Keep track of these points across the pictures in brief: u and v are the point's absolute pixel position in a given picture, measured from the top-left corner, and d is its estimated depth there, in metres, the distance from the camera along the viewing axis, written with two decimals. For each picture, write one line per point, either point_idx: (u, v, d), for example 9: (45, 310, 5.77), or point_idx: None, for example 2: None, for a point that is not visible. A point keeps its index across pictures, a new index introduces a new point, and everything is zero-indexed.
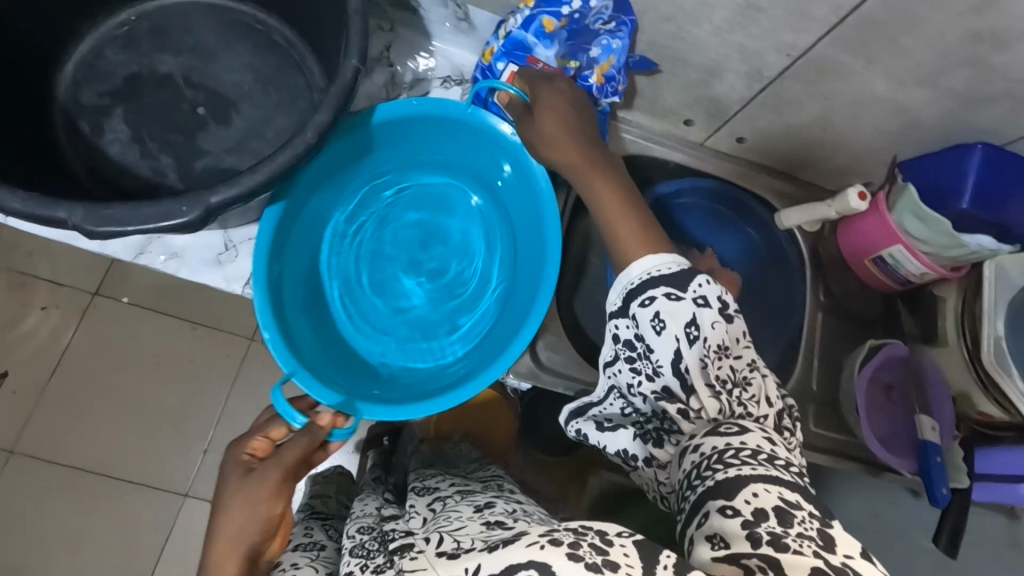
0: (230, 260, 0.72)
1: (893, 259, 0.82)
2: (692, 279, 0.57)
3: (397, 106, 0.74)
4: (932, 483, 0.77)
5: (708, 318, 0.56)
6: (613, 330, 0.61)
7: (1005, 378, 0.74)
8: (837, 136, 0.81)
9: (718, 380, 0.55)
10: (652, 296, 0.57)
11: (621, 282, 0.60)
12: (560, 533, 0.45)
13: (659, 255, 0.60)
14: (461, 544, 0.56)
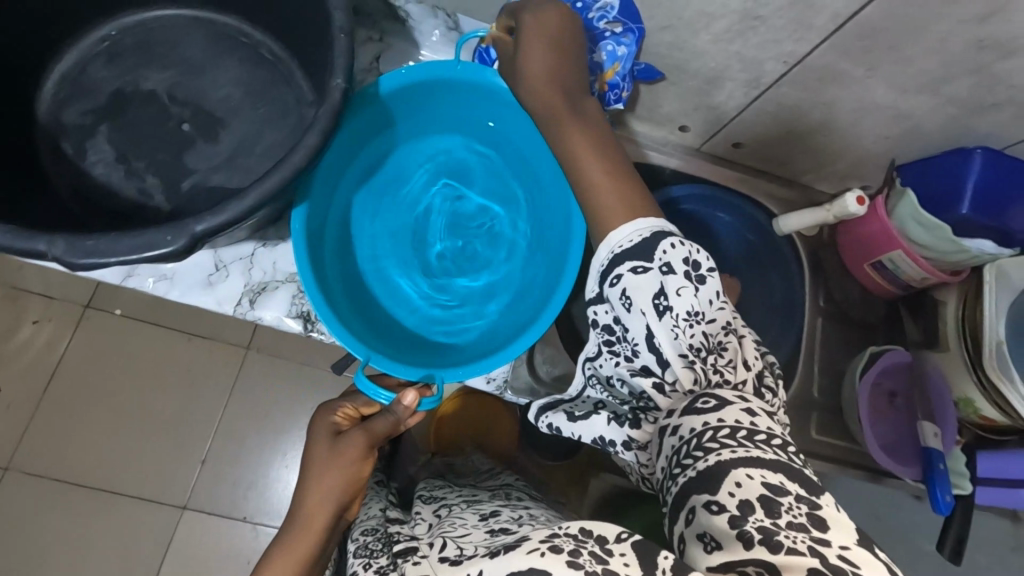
0: (221, 280, 0.71)
1: (893, 263, 0.81)
2: (657, 246, 0.53)
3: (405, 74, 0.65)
4: (936, 491, 0.75)
5: (675, 286, 0.52)
6: (593, 315, 0.58)
7: (1006, 384, 0.73)
8: (836, 142, 0.79)
9: (692, 348, 0.51)
10: (619, 275, 0.53)
11: (593, 266, 0.56)
12: (560, 538, 0.44)
13: (631, 224, 0.54)
14: (463, 550, 0.55)
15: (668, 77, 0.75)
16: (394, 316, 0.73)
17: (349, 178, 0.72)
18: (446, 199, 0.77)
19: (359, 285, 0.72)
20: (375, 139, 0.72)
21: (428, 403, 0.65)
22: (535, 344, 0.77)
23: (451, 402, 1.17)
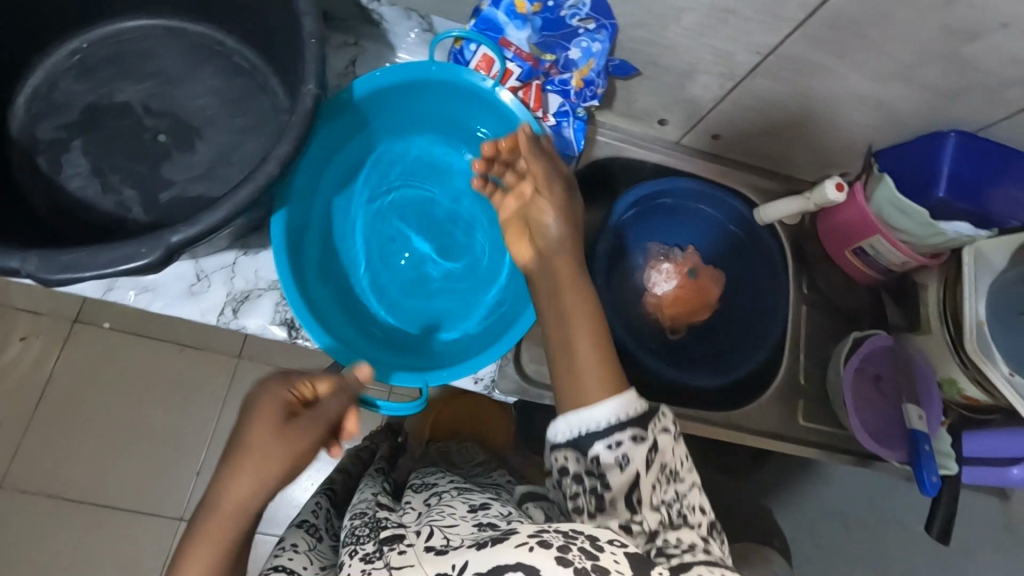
0: (203, 291, 0.70)
1: (874, 249, 0.82)
2: (654, 416, 0.52)
3: (377, 77, 0.65)
4: (922, 470, 0.75)
5: (662, 442, 0.52)
6: (560, 462, 0.53)
7: (987, 364, 0.73)
8: (813, 130, 0.80)
9: (664, 504, 0.51)
10: (619, 441, 0.50)
11: (575, 419, 0.52)
12: (549, 535, 0.45)
13: (622, 394, 0.52)
14: (449, 541, 0.55)
15: (643, 72, 0.75)
16: (382, 321, 0.72)
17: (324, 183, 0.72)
18: (424, 199, 0.77)
19: (342, 289, 0.71)
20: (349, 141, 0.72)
21: (407, 407, 0.64)
22: (520, 343, 0.77)
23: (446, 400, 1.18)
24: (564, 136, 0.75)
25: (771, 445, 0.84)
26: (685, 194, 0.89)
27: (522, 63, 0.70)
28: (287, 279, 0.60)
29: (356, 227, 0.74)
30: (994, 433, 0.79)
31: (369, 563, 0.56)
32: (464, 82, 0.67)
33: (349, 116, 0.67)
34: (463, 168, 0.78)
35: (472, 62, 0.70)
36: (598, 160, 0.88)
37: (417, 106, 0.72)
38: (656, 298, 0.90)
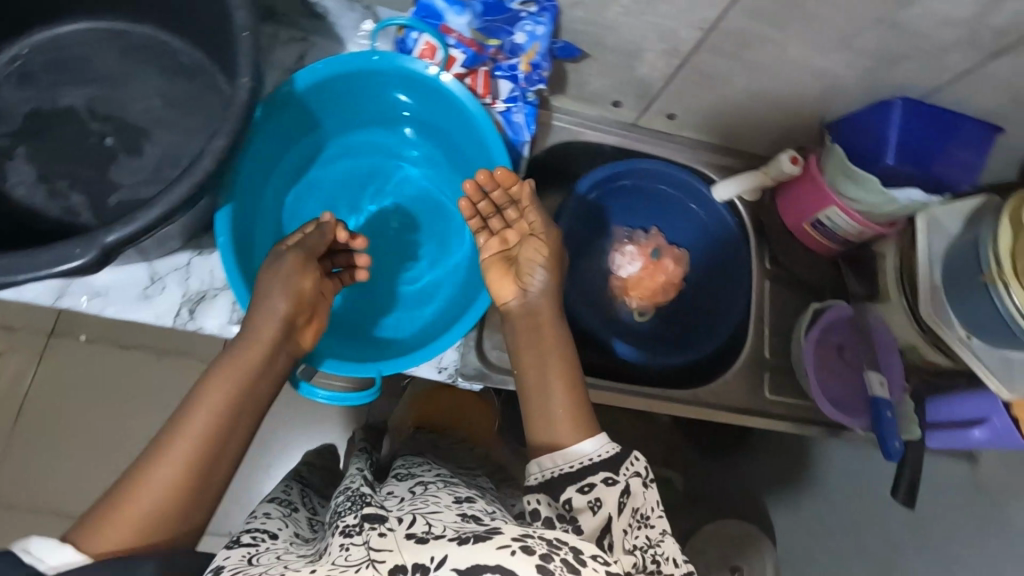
0: (157, 293, 0.70)
1: (830, 221, 0.82)
2: (625, 460, 0.60)
3: (318, 70, 0.64)
4: (885, 436, 0.76)
5: (632, 489, 0.59)
6: (533, 506, 0.58)
7: (945, 328, 0.76)
8: (764, 105, 0.80)
9: (636, 546, 0.57)
10: (591, 483, 0.59)
11: (547, 464, 0.61)
12: (532, 541, 0.50)
13: (593, 437, 0.62)
14: (432, 529, 0.55)
15: (590, 54, 0.75)
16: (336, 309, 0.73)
17: (274, 177, 0.72)
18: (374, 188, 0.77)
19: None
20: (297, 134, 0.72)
21: (363, 395, 0.63)
22: (483, 330, 0.78)
23: (427, 396, 1.18)
24: (515, 122, 0.75)
25: (740, 419, 0.83)
26: (656, 175, 0.90)
27: (465, 49, 0.69)
28: (234, 275, 0.61)
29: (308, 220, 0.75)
30: (957, 396, 0.79)
31: (348, 536, 0.54)
32: (406, 71, 0.67)
33: (292, 109, 0.67)
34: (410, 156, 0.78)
35: (416, 52, 0.70)
36: (555, 145, 0.88)
37: (362, 97, 0.72)
38: (621, 281, 0.92)
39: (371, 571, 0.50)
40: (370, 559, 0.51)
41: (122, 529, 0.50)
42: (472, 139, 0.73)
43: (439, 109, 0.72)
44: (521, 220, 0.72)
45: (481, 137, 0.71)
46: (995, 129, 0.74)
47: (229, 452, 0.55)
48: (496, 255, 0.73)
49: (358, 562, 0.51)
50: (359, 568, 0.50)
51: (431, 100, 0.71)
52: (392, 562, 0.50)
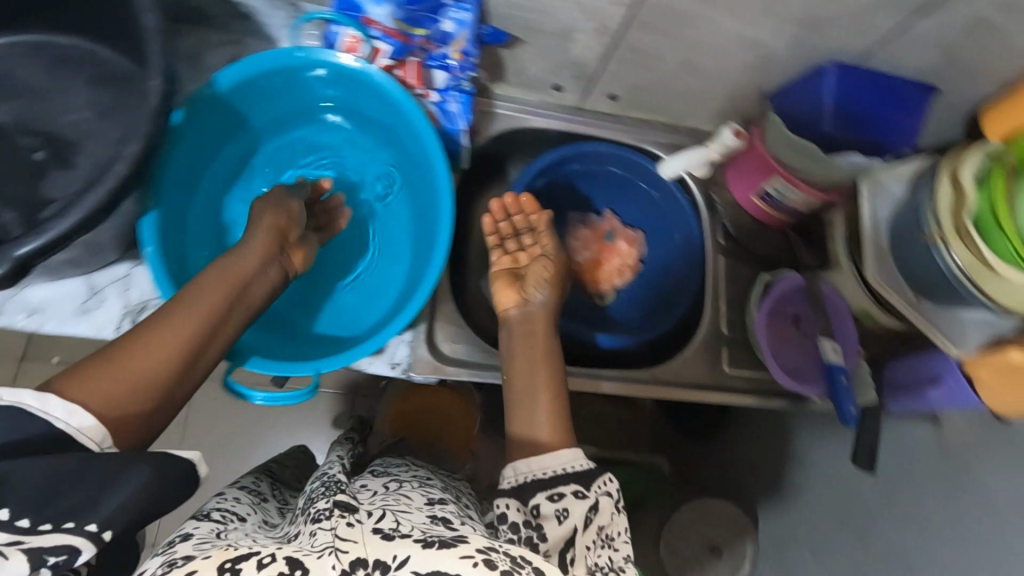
0: (97, 306, 0.69)
1: (777, 192, 0.81)
2: (598, 478, 0.60)
3: (238, 69, 0.64)
4: (841, 402, 0.77)
5: (602, 510, 0.59)
6: (502, 509, 0.58)
7: (889, 292, 0.76)
8: (702, 80, 0.80)
9: (596, 566, 0.57)
10: (561, 493, 0.59)
11: (521, 470, 0.61)
12: (496, 556, 0.49)
13: (569, 450, 0.63)
14: (399, 527, 0.54)
15: (521, 38, 0.74)
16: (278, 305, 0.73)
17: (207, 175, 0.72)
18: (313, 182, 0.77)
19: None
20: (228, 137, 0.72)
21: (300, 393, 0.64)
22: (435, 323, 0.78)
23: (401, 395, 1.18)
24: (450, 111, 0.74)
25: (701, 397, 0.83)
26: (604, 158, 0.90)
27: (390, 40, 0.69)
28: (163, 281, 0.61)
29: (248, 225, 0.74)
30: (912, 358, 0.80)
31: (318, 522, 0.54)
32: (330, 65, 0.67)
33: (216, 109, 0.67)
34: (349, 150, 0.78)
35: (341, 45, 0.69)
36: (499, 133, 0.87)
37: (293, 93, 0.72)
38: (577, 266, 0.93)
39: (333, 558, 0.48)
40: (333, 545, 0.50)
41: (114, 386, 0.48)
42: (406, 131, 0.72)
43: (370, 100, 0.72)
44: (534, 242, 0.82)
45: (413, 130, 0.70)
46: (929, 89, 0.75)
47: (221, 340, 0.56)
48: (505, 269, 0.81)
49: (321, 548, 0.49)
50: (323, 553, 0.49)
51: (361, 92, 0.71)
52: (353, 554, 0.49)
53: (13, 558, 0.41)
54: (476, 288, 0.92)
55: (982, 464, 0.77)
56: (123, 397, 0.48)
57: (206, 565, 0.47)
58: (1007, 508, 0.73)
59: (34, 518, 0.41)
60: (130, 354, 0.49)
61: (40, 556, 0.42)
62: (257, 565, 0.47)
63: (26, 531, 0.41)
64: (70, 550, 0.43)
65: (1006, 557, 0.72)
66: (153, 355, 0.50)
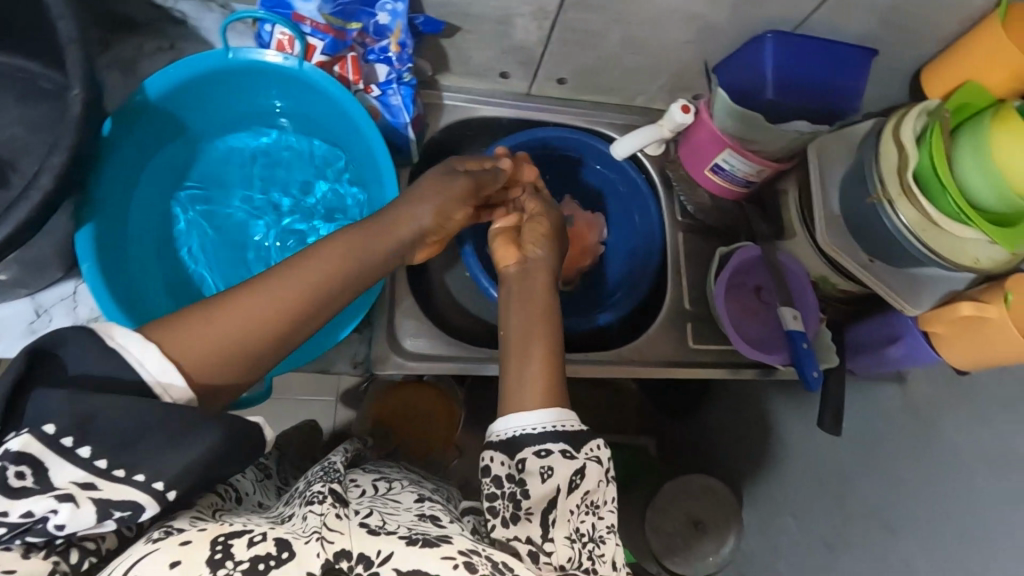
0: (44, 326, 0.68)
1: (728, 164, 0.81)
2: (588, 441, 0.58)
3: (167, 75, 0.64)
4: (804, 367, 0.77)
5: (593, 477, 0.57)
6: (487, 461, 0.58)
7: (842, 255, 0.77)
8: (647, 57, 0.80)
9: (578, 531, 0.55)
10: (549, 450, 0.56)
11: (514, 423, 0.58)
12: (478, 559, 0.46)
13: (560, 407, 0.59)
14: (385, 524, 0.50)
15: (459, 26, 0.73)
16: None
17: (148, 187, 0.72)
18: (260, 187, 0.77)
19: (186, 292, 0.71)
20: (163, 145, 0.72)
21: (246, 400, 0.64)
22: (395, 318, 0.78)
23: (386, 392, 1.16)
24: (392, 105, 0.74)
25: (668, 372, 0.83)
26: (556, 143, 0.89)
27: (322, 36, 0.68)
28: (104, 299, 0.60)
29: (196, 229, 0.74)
30: (876, 318, 0.81)
31: (309, 505, 0.50)
32: (257, 63, 0.67)
33: (148, 117, 0.66)
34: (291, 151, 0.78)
35: (273, 44, 0.68)
36: (450, 124, 0.86)
37: (227, 96, 0.71)
38: None
39: (318, 546, 0.44)
40: (320, 532, 0.46)
41: (215, 353, 0.46)
42: (346, 125, 0.72)
43: (304, 97, 0.72)
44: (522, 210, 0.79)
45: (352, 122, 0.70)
46: (872, 52, 0.75)
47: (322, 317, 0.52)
48: (503, 229, 0.77)
49: (308, 533, 0.45)
50: (309, 538, 0.44)
51: (294, 89, 0.71)
52: (339, 545, 0.45)
53: (81, 506, 0.40)
54: (440, 282, 0.92)
55: (945, 417, 0.78)
56: (220, 368, 0.46)
57: (201, 536, 0.42)
58: (970, 457, 0.74)
59: (111, 462, 0.40)
60: (234, 319, 0.47)
61: (107, 508, 0.40)
62: (246, 543, 0.42)
63: (101, 475, 0.40)
64: (133, 507, 0.41)
65: (972, 505, 0.73)
66: (253, 324, 0.48)
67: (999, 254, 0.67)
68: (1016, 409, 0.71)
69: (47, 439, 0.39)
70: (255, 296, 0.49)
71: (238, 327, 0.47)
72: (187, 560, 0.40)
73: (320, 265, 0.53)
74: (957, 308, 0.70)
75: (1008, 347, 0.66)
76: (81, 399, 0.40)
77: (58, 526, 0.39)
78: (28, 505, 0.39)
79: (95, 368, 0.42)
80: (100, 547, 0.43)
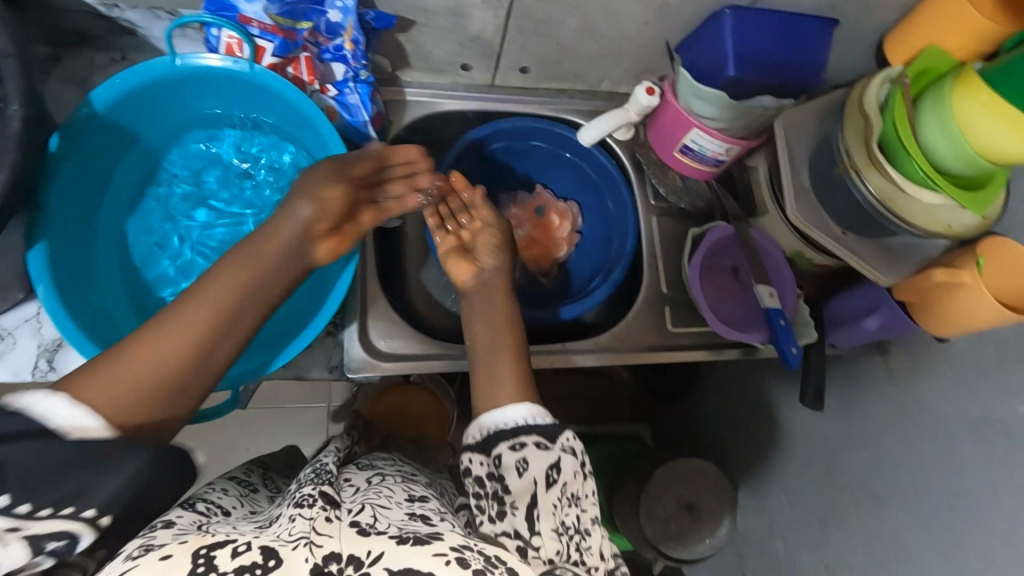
0: (9, 348, 0.67)
1: (695, 144, 0.80)
2: (562, 434, 0.57)
3: (109, 87, 0.64)
4: (781, 343, 0.76)
5: (570, 468, 0.56)
6: (467, 464, 0.58)
7: (813, 231, 0.76)
8: (607, 42, 0.79)
9: (564, 525, 0.54)
10: (523, 443, 0.56)
11: (492, 420, 0.59)
12: (470, 554, 0.45)
13: (523, 405, 0.59)
14: (376, 523, 0.48)
15: (414, 19, 0.72)
16: None
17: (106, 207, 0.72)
18: (220, 194, 0.77)
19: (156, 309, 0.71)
20: (116, 156, 0.72)
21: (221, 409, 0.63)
22: (367, 320, 0.78)
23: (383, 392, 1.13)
24: (351, 103, 0.73)
25: (650, 358, 0.83)
26: (521, 133, 0.88)
27: (271, 37, 0.67)
28: (60, 316, 0.60)
29: (151, 240, 0.75)
30: (849, 290, 0.81)
31: (299, 507, 0.48)
32: (198, 67, 0.67)
33: (98, 132, 0.66)
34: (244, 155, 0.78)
35: (221, 47, 0.68)
36: (414, 120, 0.85)
37: (172, 106, 0.72)
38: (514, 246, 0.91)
39: (307, 551, 0.43)
40: (309, 537, 0.44)
41: (116, 386, 0.49)
42: (296, 120, 0.72)
43: (247, 97, 0.72)
44: (473, 219, 0.78)
45: (302, 115, 0.70)
46: (832, 23, 0.74)
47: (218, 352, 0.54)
48: (451, 247, 0.77)
49: (296, 538, 0.44)
50: (296, 544, 0.43)
51: (238, 90, 0.72)
52: (329, 548, 0.44)
53: (9, 545, 0.41)
54: (417, 282, 0.91)
55: (929, 386, 0.78)
56: (128, 399, 0.49)
57: (181, 550, 0.41)
58: (955, 425, 0.74)
59: (32, 503, 0.41)
60: (123, 359, 0.50)
61: (40, 542, 0.42)
62: (230, 554, 0.42)
63: (23, 518, 0.41)
64: (67, 536, 0.43)
65: (958, 472, 0.73)
66: (160, 356, 0.51)
67: (970, 220, 0.67)
68: (996, 373, 0.70)
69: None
70: (150, 337, 0.51)
71: (137, 358, 0.50)
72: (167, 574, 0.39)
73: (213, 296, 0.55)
74: (931, 274, 0.70)
75: (984, 311, 0.66)
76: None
77: None
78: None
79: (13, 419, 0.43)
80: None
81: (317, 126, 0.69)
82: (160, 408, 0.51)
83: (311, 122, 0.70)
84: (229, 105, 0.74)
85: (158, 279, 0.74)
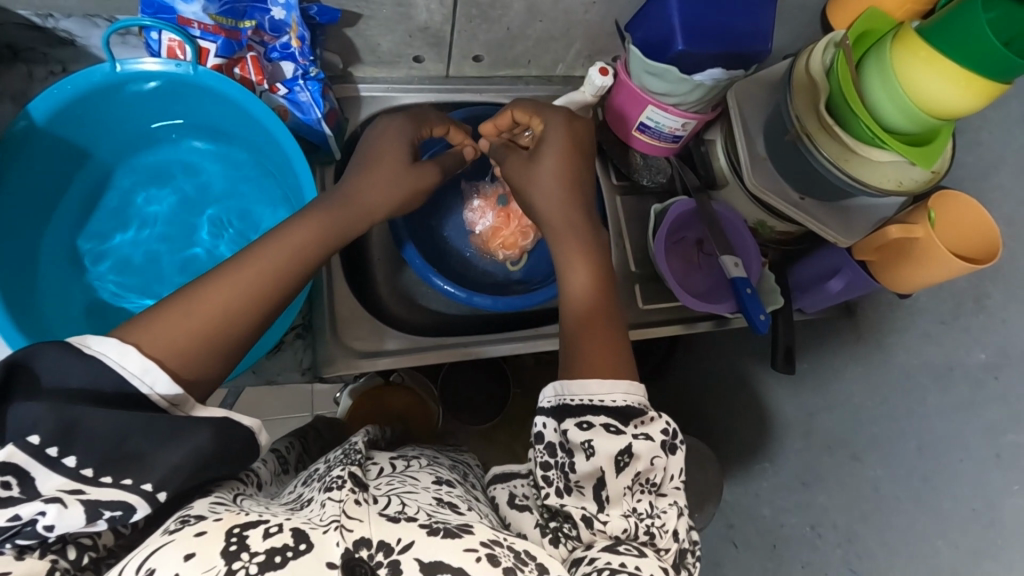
0: None
1: (652, 121, 0.81)
2: (637, 416, 0.53)
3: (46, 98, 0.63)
4: (750, 311, 0.77)
5: (648, 451, 0.52)
6: (539, 428, 0.54)
7: (767, 195, 0.78)
8: (555, 23, 0.79)
9: (635, 508, 0.52)
10: (591, 424, 0.52)
11: (561, 388, 0.54)
12: (500, 551, 0.42)
13: (605, 381, 0.54)
14: (404, 509, 0.44)
15: (360, 12, 0.71)
16: None
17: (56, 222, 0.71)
18: (174, 200, 0.76)
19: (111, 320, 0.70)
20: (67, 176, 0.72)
21: None
22: (341, 321, 0.77)
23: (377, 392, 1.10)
24: (302, 102, 0.72)
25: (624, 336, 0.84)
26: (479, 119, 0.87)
27: (213, 37, 0.66)
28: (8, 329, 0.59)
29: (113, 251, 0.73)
30: (813, 255, 0.82)
31: (328, 490, 0.44)
32: (136, 73, 0.66)
33: (38, 144, 0.66)
34: (196, 159, 0.77)
35: (162, 51, 0.67)
36: (370, 115, 0.84)
37: (117, 115, 0.71)
38: (479, 237, 0.91)
39: (337, 535, 0.40)
40: (340, 520, 0.41)
41: (177, 325, 0.45)
42: (245, 119, 0.72)
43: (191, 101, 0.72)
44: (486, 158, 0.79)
45: (249, 113, 0.69)
46: None
47: (267, 301, 0.50)
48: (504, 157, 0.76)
49: (327, 521, 0.41)
50: (327, 527, 0.40)
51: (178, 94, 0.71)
52: (359, 533, 0.40)
53: (70, 507, 0.39)
54: (386, 279, 0.89)
55: (896, 341, 0.80)
56: (183, 337, 0.45)
57: (215, 526, 0.39)
58: (920, 376, 0.76)
59: (98, 468, 0.40)
60: (191, 301, 0.47)
61: (96, 509, 0.40)
62: (262, 534, 0.39)
63: (85, 481, 0.40)
64: (123, 507, 0.40)
65: (927, 421, 0.74)
66: (219, 301, 0.48)
67: (920, 176, 0.69)
68: (956, 323, 0.74)
69: (31, 449, 0.39)
70: (208, 287, 0.48)
71: (201, 293, 0.47)
72: (201, 551, 0.37)
73: (266, 255, 0.52)
74: (887, 232, 0.72)
75: (941, 262, 0.68)
76: (66, 407, 0.40)
77: (47, 527, 0.39)
78: (14, 511, 0.38)
79: (73, 372, 0.42)
80: (97, 543, 0.42)
81: (267, 124, 0.69)
82: (212, 364, 0.46)
83: (260, 121, 0.69)
84: (178, 111, 0.74)
85: (121, 294, 0.71)
